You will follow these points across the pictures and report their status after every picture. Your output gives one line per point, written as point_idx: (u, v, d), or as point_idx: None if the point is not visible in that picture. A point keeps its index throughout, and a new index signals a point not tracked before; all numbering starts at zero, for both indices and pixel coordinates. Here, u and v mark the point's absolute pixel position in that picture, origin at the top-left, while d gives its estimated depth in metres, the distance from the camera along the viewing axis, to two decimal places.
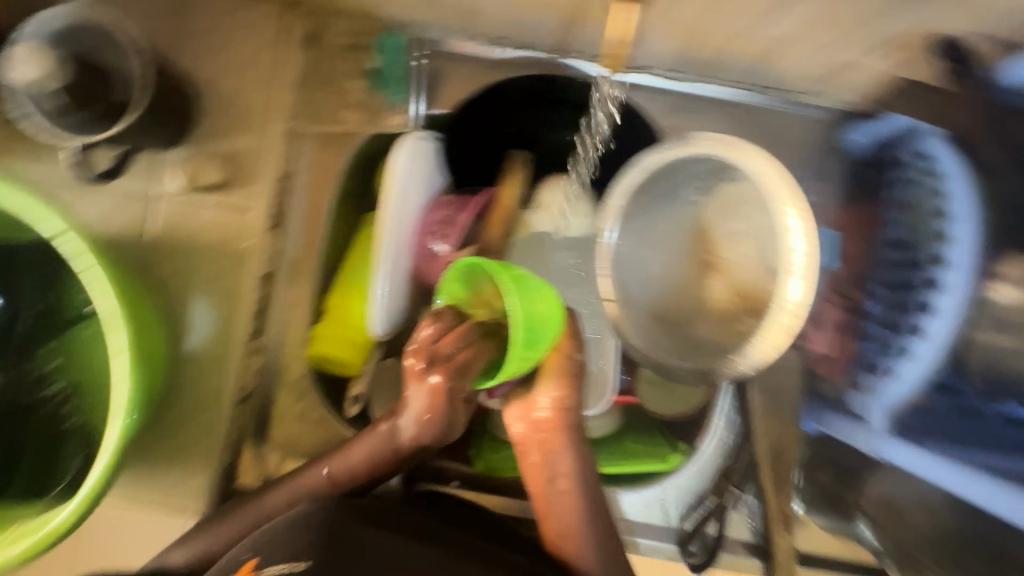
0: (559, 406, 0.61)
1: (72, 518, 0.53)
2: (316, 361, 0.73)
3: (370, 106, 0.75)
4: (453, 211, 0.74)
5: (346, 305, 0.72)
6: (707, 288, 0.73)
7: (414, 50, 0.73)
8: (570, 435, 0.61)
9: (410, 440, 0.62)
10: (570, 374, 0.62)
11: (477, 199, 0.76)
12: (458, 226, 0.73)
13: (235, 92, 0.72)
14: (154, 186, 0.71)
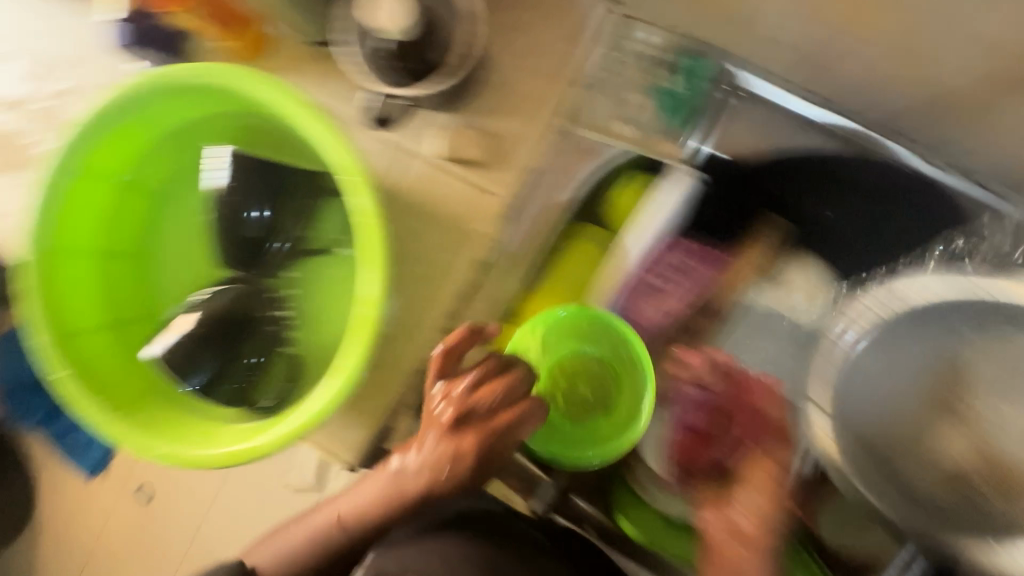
0: (766, 524, 0.57)
1: (270, 446, 0.57)
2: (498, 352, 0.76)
3: (651, 125, 0.74)
4: (691, 258, 0.70)
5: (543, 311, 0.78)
6: (943, 435, 0.61)
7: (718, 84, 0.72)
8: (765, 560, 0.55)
9: (432, 484, 0.60)
10: (777, 489, 0.59)
11: (719, 258, 0.71)
12: (689, 277, 0.71)
13: (518, 73, 0.68)
14: (407, 141, 0.69)
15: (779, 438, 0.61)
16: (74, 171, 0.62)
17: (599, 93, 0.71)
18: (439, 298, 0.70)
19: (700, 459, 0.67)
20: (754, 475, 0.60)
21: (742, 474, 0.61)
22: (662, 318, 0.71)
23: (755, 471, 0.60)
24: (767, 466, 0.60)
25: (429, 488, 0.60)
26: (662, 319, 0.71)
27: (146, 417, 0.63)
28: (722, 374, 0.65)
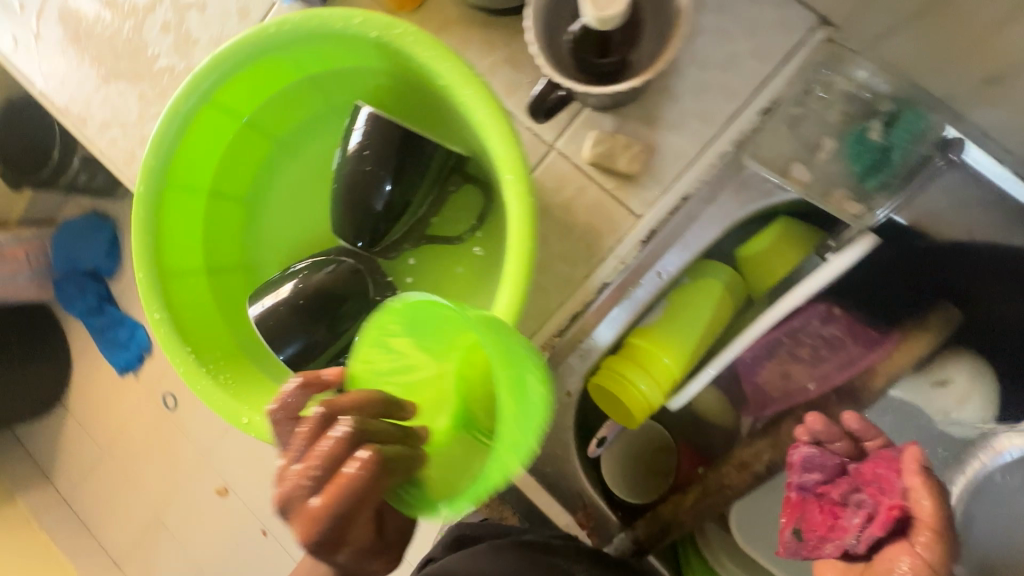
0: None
1: None
2: (596, 388, 0.68)
3: (827, 176, 0.62)
4: (844, 337, 0.62)
5: (650, 350, 0.67)
6: None
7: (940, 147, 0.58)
8: None
9: (319, 561, 0.46)
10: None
11: (882, 341, 0.62)
12: (839, 351, 0.62)
13: (694, 86, 0.60)
14: (555, 137, 0.64)
15: (936, 531, 0.48)
16: (202, 103, 0.57)
17: (782, 126, 0.61)
18: (552, 314, 0.66)
19: (831, 545, 0.53)
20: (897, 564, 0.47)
21: (879, 557, 0.49)
22: None
23: (901, 562, 0.47)
24: (923, 558, 0.47)
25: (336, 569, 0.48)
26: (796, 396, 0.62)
27: (231, 377, 0.59)
28: (850, 436, 0.57)
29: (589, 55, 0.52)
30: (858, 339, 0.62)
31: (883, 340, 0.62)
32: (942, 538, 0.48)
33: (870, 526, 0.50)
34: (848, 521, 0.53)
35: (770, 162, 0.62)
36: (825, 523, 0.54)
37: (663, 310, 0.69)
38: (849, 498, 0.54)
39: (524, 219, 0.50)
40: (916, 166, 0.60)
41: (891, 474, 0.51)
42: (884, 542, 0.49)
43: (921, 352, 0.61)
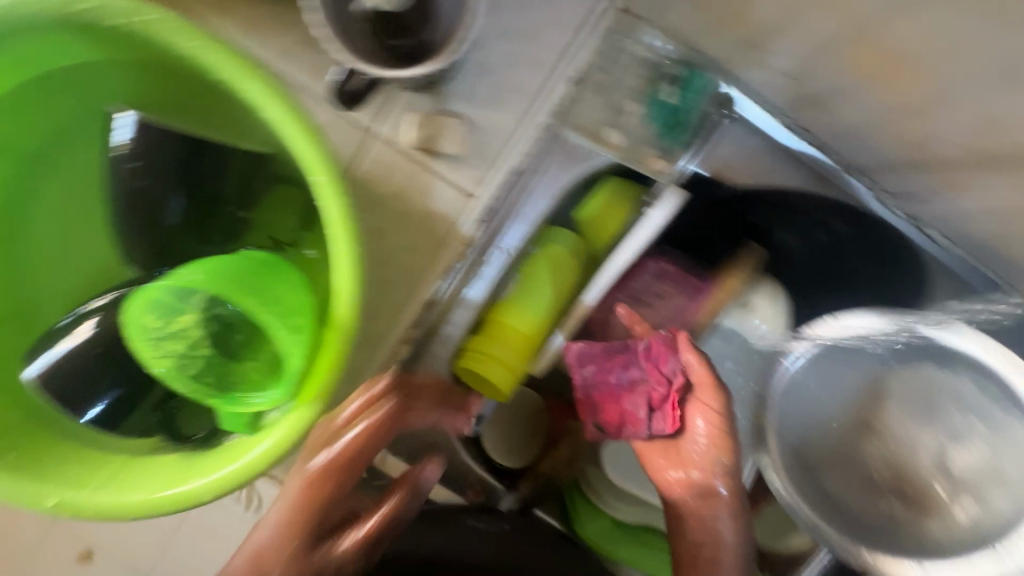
0: (699, 437, 0.60)
1: (221, 487, 0.48)
2: (461, 370, 0.68)
3: (638, 136, 0.65)
4: (668, 285, 0.70)
5: (509, 324, 0.68)
6: (861, 446, 0.75)
7: (719, 107, 0.65)
8: (694, 452, 0.61)
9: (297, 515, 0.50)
10: (723, 427, 0.59)
11: (700, 279, 0.71)
12: (666, 291, 0.70)
13: (503, 56, 0.61)
14: (372, 121, 0.60)
15: (715, 389, 0.59)
16: None
17: (591, 90, 0.65)
18: (404, 308, 0.65)
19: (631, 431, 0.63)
20: (698, 424, 0.60)
21: (683, 427, 0.61)
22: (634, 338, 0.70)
23: (700, 419, 0.60)
24: (713, 411, 0.59)
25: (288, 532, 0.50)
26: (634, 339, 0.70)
27: (28, 453, 0.48)
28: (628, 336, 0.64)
29: (382, 33, 0.50)
30: (682, 281, 0.70)
31: (701, 280, 0.71)
32: (719, 387, 0.60)
33: (663, 409, 0.61)
34: (642, 410, 0.62)
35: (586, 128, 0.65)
36: (618, 410, 0.63)
37: (517, 283, 0.69)
38: (638, 378, 0.62)
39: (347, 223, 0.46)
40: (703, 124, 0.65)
41: (667, 353, 0.61)
42: (685, 415, 0.61)
43: (736, 289, 0.70)
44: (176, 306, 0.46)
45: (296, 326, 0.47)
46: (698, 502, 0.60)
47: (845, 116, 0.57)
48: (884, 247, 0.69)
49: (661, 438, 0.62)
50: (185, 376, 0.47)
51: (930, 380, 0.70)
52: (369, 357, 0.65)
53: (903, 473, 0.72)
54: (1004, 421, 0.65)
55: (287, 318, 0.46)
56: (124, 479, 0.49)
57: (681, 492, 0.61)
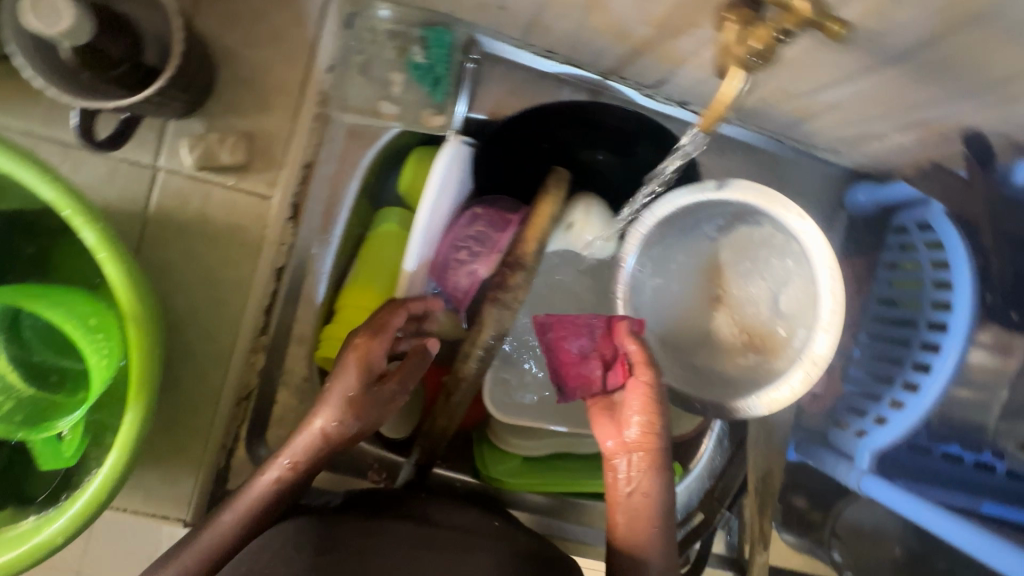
0: (636, 424, 0.60)
1: (67, 529, 0.50)
2: (324, 361, 0.70)
3: (409, 100, 0.70)
4: (488, 228, 0.74)
5: (357, 305, 0.69)
6: (713, 319, 0.82)
7: (467, 51, 0.70)
8: (638, 431, 0.60)
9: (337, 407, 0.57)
10: (652, 402, 0.60)
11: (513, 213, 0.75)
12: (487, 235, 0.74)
13: (258, 64, 0.65)
14: (155, 157, 0.64)
15: (647, 364, 0.61)
16: None
17: (354, 72, 0.69)
18: (242, 319, 0.67)
19: (584, 392, 0.66)
20: (630, 396, 0.61)
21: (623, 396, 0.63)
22: (473, 283, 0.73)
23: (636, 395, 0.61)
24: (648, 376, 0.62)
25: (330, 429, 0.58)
26: (472, 285, 0.73)
27: None
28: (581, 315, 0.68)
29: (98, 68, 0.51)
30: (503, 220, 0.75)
31: (519, 217, 0.75)
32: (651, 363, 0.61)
33: (612, 374, 0.64)
34: (596, 371, 0.65)
35: (361, 108, 0.69)
36: (575, 374, 0.67)
37: (354, 266, 0.73)
38: (589, 349, 0.67)
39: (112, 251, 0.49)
40: (462, 74, 0.70)
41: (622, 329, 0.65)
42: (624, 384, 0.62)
43: (553, 212, 0.72)
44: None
45: (94, 328, 0.50)
46: (631, 467, 0.61)
47: (562, 28, 0.63)
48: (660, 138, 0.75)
49: (607, 398, 0.65)
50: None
51: (745, 237, 0.79)
52: (222, 375, 0.67)
53: (749, 331, 0.78)
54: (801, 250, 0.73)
55: (82, 323, 0.49)
56: None
57: (619, 465, 0.61)
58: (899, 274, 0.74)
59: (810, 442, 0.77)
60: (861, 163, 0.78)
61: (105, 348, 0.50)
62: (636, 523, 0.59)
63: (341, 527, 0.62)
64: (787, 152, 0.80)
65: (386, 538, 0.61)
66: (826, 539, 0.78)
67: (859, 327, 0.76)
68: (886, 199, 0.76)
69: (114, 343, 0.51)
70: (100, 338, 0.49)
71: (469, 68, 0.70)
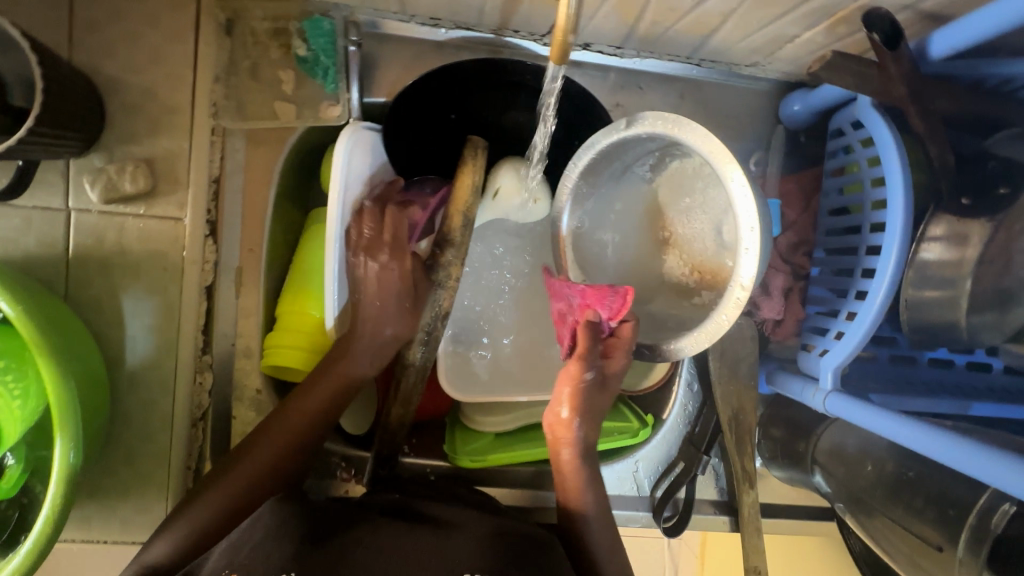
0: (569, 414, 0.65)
1: (19, 569, 0.50)
2: (271, 369, 0.72)
3: (305, 96, 0.70)
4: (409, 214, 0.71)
5: (296, 309, 0.71)
6: (662, 262, 0.79)
7: (347, 35, 0.68)
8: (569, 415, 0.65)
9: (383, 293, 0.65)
10: (582, 401, 0.65)
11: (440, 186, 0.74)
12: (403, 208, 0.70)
13: (145, 88, 0.65)
14: (64, 200, 0.65)
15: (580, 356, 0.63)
16: None
17: (246, 78, 0.69)
18: (181, 343, 0.68)
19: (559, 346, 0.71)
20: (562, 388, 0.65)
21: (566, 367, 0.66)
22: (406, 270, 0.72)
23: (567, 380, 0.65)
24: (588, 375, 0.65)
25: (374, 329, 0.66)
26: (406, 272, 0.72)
27: None
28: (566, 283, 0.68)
29: None
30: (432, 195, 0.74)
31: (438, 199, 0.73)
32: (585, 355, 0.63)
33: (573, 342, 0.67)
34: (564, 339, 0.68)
35: (261, 114, 0.69)
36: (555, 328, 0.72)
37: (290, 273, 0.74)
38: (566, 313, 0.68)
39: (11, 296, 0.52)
40: (347, 59, 0.68)
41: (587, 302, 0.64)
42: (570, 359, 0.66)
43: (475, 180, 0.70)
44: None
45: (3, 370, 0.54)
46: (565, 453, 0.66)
47: None
48: (569, 87, 0.72)
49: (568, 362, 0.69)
50: None
51: (679, 172, 0.75)
52: (171, 401, 0.68)
53: (699, 269, 0.74)
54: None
55: None
56: None
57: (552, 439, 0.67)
58: (846, 179, 0.69)
59: (780, 370, 0.73)
60: (787, 71, 0.73)
61: (17, 390, 0.54)
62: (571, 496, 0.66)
63: (328, 524, 0.58)
64: (708, 76, 0.76)
65: (375, 530, 0.58)
66: (810, 467, 0.73)
67: (815, 244, 0.74)
68: (819, 105, 0.71)
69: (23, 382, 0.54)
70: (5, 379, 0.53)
71: (352, 51, 0.68)
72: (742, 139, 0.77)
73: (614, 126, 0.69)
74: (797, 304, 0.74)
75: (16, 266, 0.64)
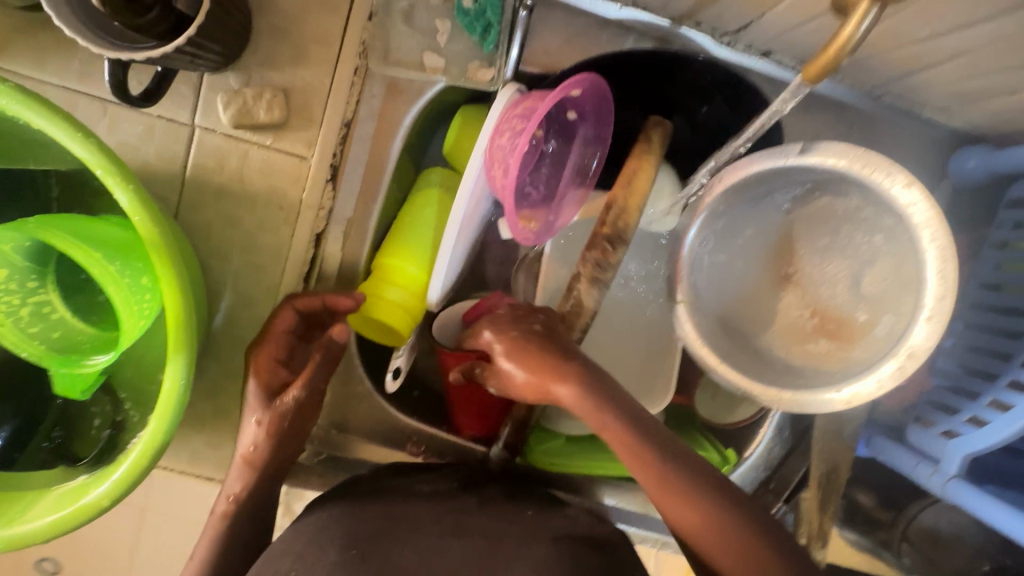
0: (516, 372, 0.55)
1: (113, 493, 0.50)
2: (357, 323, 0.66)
3: (456, 51, 0.64)
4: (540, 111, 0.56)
5: (394, 263, 0.66)
6: (779, 300, 0.72)
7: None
8: (543, 359, 0.55)
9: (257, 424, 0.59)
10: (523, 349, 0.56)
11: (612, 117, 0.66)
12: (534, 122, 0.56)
13: (295, 10, 0.60)
14: (191, 115, 0.61)
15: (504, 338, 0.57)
16: None
17: (398, 20, 0.64)
18: (282, 286, 0.65)
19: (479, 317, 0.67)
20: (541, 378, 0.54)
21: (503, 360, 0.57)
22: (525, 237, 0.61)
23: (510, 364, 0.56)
24: (485, 349, 0.59)
25: (266, 447, 0.59)
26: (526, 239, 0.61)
27: None
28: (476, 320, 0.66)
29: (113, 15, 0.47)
30: (578, 88, 0.58)
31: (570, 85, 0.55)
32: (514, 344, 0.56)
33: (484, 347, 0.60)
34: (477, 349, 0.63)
35: (406, 61, 0.64)
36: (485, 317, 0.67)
37: (392, 227, 0.69)
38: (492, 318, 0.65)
39: (146, 215, 0.48)
40: (516, 23, 0.64)
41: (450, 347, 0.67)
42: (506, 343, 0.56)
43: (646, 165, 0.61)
44: (26, 263, 0.51)
45: (143, 286, 0.50)
46: (564, 359, 0.55)
47: None
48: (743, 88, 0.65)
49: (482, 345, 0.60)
50: (35, 341, 0.52)
51: (826, 211, 0.69)
52: None
53: (823, 314, 0.69)
54: (895, 226, 0.63)
55: (133, 279, 0.49)
56: (26, 481, 0.53)
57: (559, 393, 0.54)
58: (1009, 256, 0.65)
59: (883, 438, 0.70)
60: (977, 124, 0.66)
61: (147, 307, 0.50)
62: (612, 418, 0.53)
63: (384, 524, 0.56)
64: (887, 112, 0.69)
65: (416, 528, 0.56)
66: (895, 542, 0.71)
67: (954, 314, 0.69)
68: (1002, 167, 0.65)
69: (146, 300, 0.50)
70: (145, 298, 0.49)
71: (524, 15, 0.63)
72: None
73: (781, 152, 0.61)
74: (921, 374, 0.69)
75: (133, 175, 0.61)
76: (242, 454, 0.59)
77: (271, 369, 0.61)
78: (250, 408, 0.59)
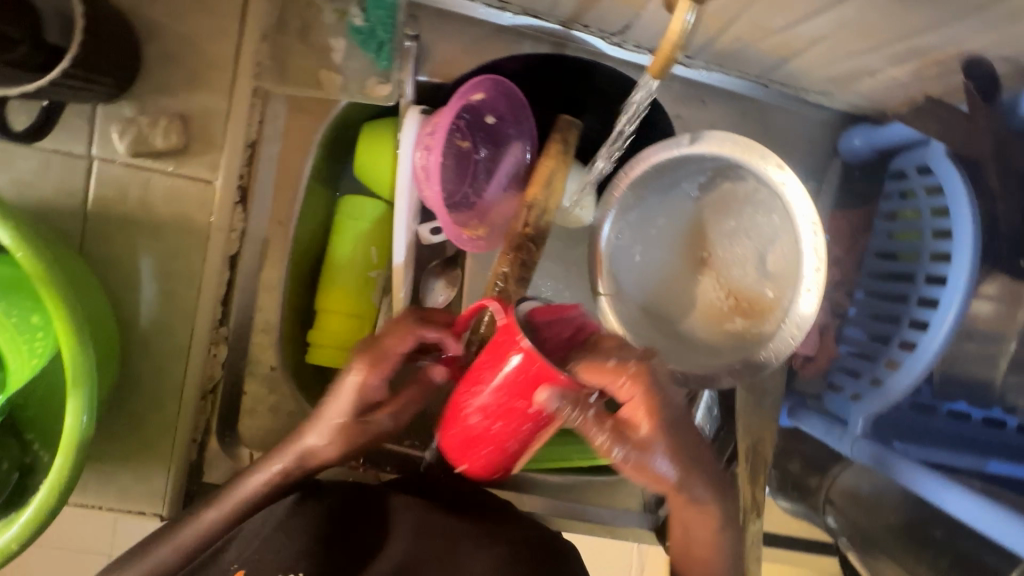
0: (630, 448, 0.51)
1: (20, 538, 0.48)
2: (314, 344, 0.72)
3: (354, 68, 0.66)
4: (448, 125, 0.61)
5: (336, 282, 0.72)
6: (697, 284, 0.74)
7: (406, 29, 0.66)
8: (666, 440, 0.52)
9: (341, 431, 0.54)
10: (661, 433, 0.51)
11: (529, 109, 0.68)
12: (442, 132, 0.60)
13: (187, 37, 0.61)
14: (87, 147, 0.60)
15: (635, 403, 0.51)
16: None
17: (295, 40, 0.65)
18: (198, 311, 0.64)
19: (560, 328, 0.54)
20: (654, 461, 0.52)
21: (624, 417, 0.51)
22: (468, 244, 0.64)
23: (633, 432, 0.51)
24: (609, 391, 0.52)
25: (336, 454, 0.55)
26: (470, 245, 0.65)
27: None
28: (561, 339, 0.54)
29: None
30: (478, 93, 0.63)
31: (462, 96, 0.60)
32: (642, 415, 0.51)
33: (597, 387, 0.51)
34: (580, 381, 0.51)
35: (305, 80, 0.65)
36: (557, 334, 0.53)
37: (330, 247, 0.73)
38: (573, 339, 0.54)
39: (29, 250, 0.47)
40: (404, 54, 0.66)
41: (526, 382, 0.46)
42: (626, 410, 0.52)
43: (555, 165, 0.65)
44: None
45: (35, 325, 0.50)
46: (685, 441, 0.53)
47: None
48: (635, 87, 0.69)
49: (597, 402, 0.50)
50: None
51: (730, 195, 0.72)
52: (183, 370, 0.65)
53: (737, 295, 0.71)
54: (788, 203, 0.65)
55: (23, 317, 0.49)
56: None
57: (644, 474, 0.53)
58: (899, 225, 0.68)
59: (802, 407, 0.73)
60: (855, 105, 0.71)
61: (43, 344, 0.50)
62: (686, 496, 0.55)
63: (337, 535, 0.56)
64: (774, 99, 0.73)
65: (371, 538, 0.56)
66: (821, 505, 0.74)
67: (855, 284, 0.71)
68: (881, 143, 0.69)
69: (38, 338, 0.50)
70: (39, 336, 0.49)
71: (409, 46, 0.66)
72: (799, 167, 0.75)
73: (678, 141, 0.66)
74: (831, 344, 0.72)
75: (29, 211, 0.60)
76: (308, 456, 0.55)
77: (379, 379, 0.54)
78: (337, 415, 0.54)
